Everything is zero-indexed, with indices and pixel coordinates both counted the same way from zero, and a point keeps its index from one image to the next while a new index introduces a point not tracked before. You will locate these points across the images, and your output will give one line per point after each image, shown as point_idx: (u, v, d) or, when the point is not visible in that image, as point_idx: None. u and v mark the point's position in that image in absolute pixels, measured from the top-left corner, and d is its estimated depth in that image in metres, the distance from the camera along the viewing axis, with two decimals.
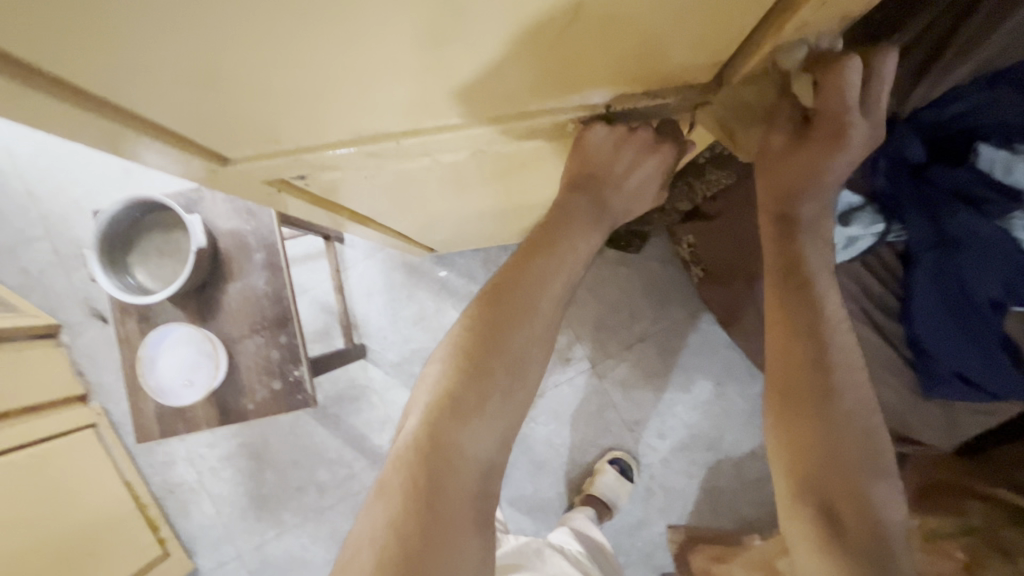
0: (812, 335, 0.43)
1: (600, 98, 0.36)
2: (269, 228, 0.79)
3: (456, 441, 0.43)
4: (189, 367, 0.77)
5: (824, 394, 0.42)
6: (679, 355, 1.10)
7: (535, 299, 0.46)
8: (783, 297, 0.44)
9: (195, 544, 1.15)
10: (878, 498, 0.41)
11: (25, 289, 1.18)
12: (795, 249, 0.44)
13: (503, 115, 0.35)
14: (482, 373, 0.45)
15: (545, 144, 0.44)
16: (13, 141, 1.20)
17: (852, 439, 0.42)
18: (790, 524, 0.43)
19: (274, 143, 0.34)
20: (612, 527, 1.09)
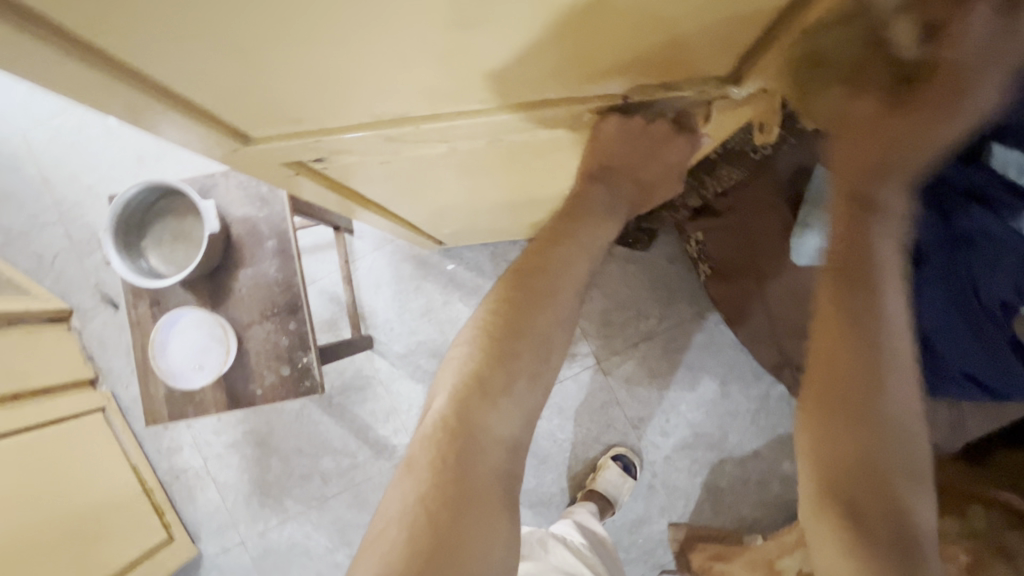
0: (870, 338, 0.39)
1: (618, 88, 0.36)
2: (282, 215, 0.80)
3: (483, 420, 0.45)
4: (199, 350, 0.78)
5: (870, 406, 0.39)
6: (685, 353, 1.10)
7: (558, 283, 0.47)
8: (841, 301, 0.39)
9: (200, 529, 1.16)
10: (911, 504, 0.40)
11: (38, 272, 1.19)
12: (863, 240, 0.38)
13: (524, 101, 0.36)
14: (508, 355, 0.46)
15: (562, 136, 0.44)
16: (30, 126, 1.21)
17: (892, 449, 0.40)
18: (813, 525, 0.43)
19: (295, 123, 0.35)
20: (613, 523, 1.10)
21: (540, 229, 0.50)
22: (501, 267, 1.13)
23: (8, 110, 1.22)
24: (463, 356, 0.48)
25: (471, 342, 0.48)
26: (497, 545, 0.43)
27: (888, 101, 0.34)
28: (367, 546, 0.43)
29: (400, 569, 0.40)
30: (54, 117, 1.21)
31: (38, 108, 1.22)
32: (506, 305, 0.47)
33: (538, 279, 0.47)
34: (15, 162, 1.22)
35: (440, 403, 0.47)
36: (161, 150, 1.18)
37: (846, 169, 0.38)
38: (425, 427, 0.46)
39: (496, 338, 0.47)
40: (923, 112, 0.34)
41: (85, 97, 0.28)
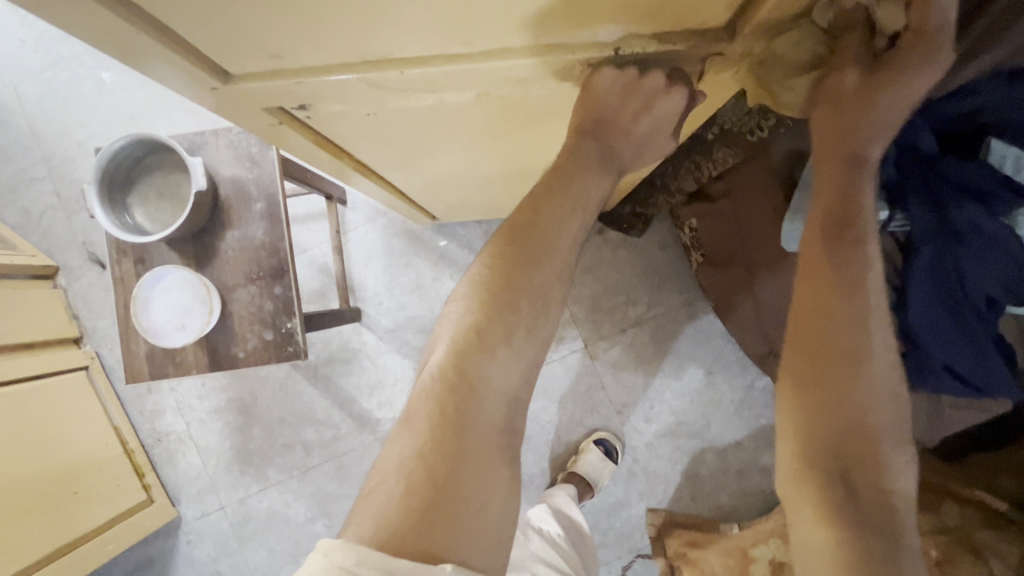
0: (855, 286, 0.43)
1: (610, 36, 0.35)
2: (271, 177, 0.79)
3: (482, 371, 0.45)
4: (181, 311, 0.77)
5: (857, 355, 0.42)
6: (672, 341, 1.10)
7: (554, 240, 0.47)
8: (830, 251, 0.43)
9: (179, 493, 1.16)
10: (891, 465, 0.42)
11: (24, 229, 1.18)
12: (846, 195, 0.44)
13: (513, 48, 0.35)
14: (508, 307, 0.46)
15: (556, 91, 0.43)
16: (20, 79, 1.19)
17: (877, 406, 0.42)
18: (792, 486, 0.44)
19: (275, 59, 0.34)
20: (591, 506, 1.10)
21: (537, 181, 0.49)
22: None
23: None
24: (459, 308, 0.48)
25: (468, 295, 0.48)
26: (493, 500, 0.43)
27: (864, 73, 0.41)
28: (361, 501, 0.42)
29: (395, 521, 0.39)
30: (45, 70, 1.19)
31: (29, 60, 1.19)
32: (505, 258, 0.47)
33: (534, 239, 0.47)
34: (4, 115, 1.19)
35: (438, 358, 0.46)
36: (154, 110, 1.17)
37: (827, 140, 0.44)
38: (427, 379, 0.46)
39: (494, 293, 0.46)
40: (896, 74, 0.40)
41: (53, 16, 0.27)
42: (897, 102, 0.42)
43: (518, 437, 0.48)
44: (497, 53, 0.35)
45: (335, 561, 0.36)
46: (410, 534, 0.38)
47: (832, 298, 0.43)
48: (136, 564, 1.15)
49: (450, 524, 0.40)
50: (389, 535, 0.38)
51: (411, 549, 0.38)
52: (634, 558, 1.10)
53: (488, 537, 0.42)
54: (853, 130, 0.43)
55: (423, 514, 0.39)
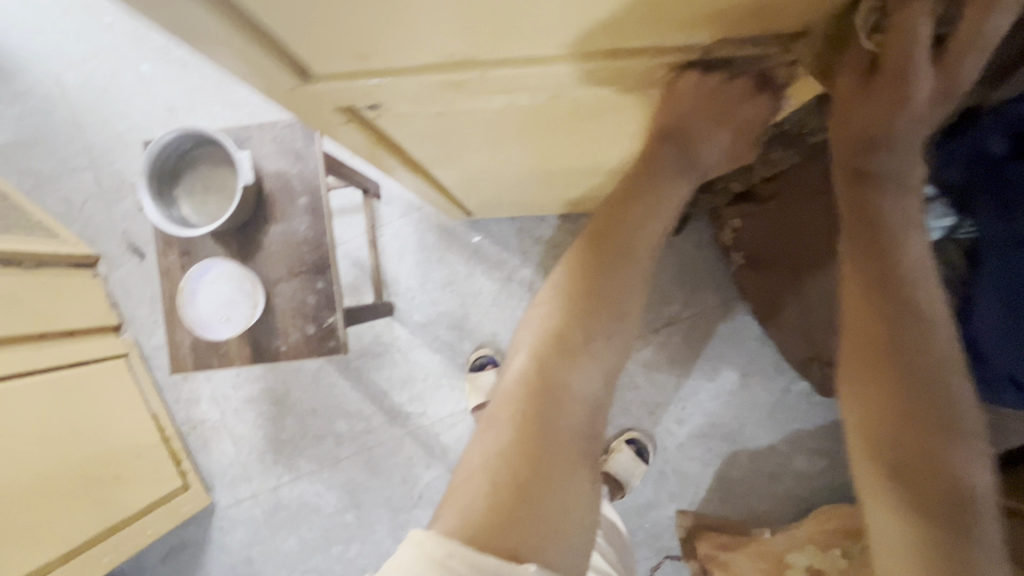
0: (893, 302, 0.45)
1: (702, 39, 0.34)
2: (315, 172, 0.79)
3: (564, 377, 0.49)
4: (226, 304, 0.78)
5: (902, 351, 0.45)
6: (708, 343, 1.09)
7: (635, 244, 0.51)
8: (856, 252, 0.46)
9: (214, 480, 1.18)
10: (955, 457, 0.46)
11: (67, 217, 1.20)
12: (862, 206, 0.45)
13: (603, 50, 0.34)
14: (587, 313, 0.50)
15: (631, 95, 0.42)
16: (64, 70, 1.21)
17: (930, 403, 0.46)
18: (867, 485, 0.49)
19: (361, 59, 0.33)
20: (621, 505, 1.10)
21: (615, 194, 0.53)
22: (528, 243, 1.11)
23: (43, 51, 1.22)
24: (541, 311, 0.53)
25: (550, 303, 0.52)
26: (574, 499, 0.47)
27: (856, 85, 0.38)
28: (450, 495, 0.47)
29: (482, 511, 0.43)
30: (88, 60, 1.20)
31: (72, 50, 1.21)
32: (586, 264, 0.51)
33: (609, 256, 0.50)
34: (47, 106, 1.21)
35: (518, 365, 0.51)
36: (192, 101, 1.18)
37: (841, 144, 0.44)
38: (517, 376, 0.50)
39: (575, 301, 0.50)
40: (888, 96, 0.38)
41: (148, 11, 0.27)
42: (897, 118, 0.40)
43: (598, 441, 0.51)
44: (586, 56, 0.34)
45: (427, 552, 0.41)
46: (495, 525, 0.42)
47: (869, 316, 0.46)
48: (171, 548, 1.18)
49: (533, 517, 0.44)
50: (475, 525, 0.43)
51: (497, 541, 0.42)
52: (663, 559, 1.09)
53: (570, 530, 0.45)
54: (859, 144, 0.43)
55: (507, 509, 0.43)
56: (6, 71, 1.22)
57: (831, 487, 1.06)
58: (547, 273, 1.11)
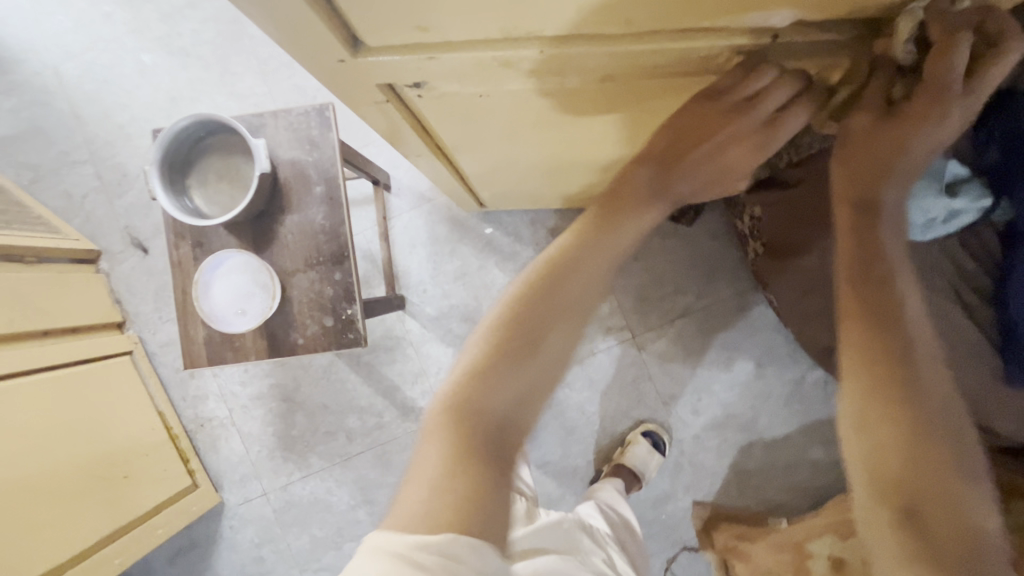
0: (900, 343, 0.39)
1: (775, 21, 0.33)
2: (331, 161, 0.77)
3: (497, 392, 0.44)
4: (243, 295, 0.76)
5: (913, 393, 0.39)
6: (723, 333, 1.08)
7: (582, 264, 0.47)
8: (859, 287, 0.41)
9: (222, 478, 1.16)
10: (974, 521, 0.38)
11: (67, 212, 1.17)
12: (869, 238, 0.41)
13: (665, 28, 0.32)
14: (536, 329, 0.45)
15: (685, 77, 0.41)
16: (62, 61, 1.18)
17: (947, 456, 0.38)
18: (884, 558, 0.39)
19: (421, 32, 0.32)
20: (636, 497, 1.09)
21: (596, 209, 0.50)
22: (540, 234, 1.10)
23: (39, 41, 1.18)
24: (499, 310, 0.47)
25: (498, 319, 0.46)
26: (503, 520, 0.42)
27: (875, 116, 0.40)
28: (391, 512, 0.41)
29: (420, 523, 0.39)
30: (86, 50, 1.17)
31: (70, 41, 1.18)
32: (551, 273, 0.46)
33: (571, 272, 0.47)
34: (46, 97, 1.18)
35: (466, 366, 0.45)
36: (195, 92, 1.15)
37: (845, 171, 0.43)
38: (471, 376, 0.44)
39: (523, 315, 0.45)
40: (910, 123, 0.39)
41: None
42: (919, 138, 0.39)
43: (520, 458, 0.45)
44: (649, 35, 0.33)
45: (380, 545, 0.39)
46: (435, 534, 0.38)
47: (877, 354, 0.39)
48: (180, 548, 1.16)
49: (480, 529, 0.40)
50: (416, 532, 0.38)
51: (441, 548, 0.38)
52: (679, 551, 1.09)
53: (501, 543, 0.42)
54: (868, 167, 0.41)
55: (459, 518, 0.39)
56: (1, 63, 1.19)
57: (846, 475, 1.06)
58: None
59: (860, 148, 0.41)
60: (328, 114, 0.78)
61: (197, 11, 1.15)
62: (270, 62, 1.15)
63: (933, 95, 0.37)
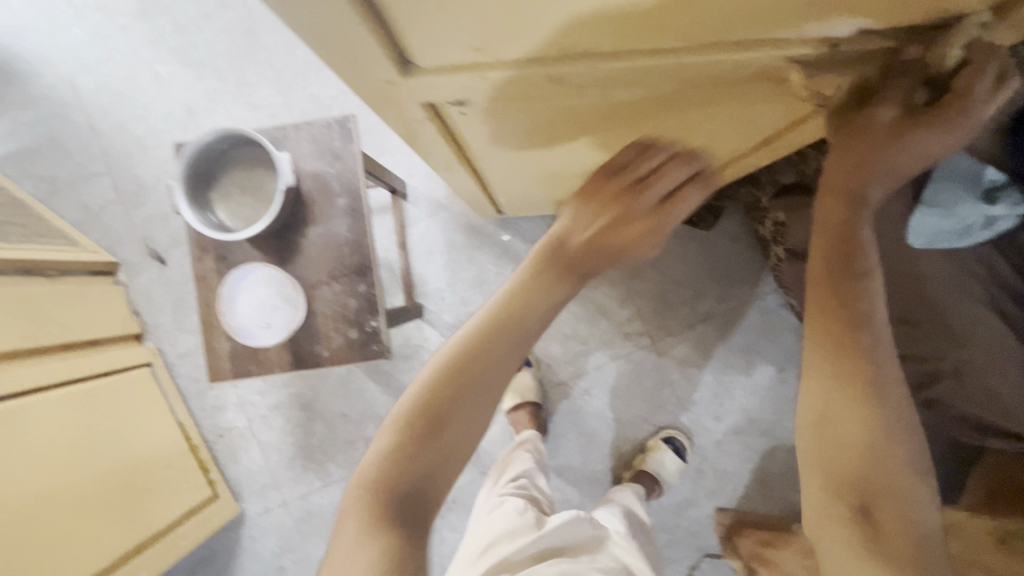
0: (866, 335, 0.44)
1: (832, 31, 0.32)
2: (354, 172, 0.77)
3: (421, 457, 0.45)
4: (268, 309, 0.76)
5: (872, 387, 0.44)
6: (744, 337, 1.08)
7: (518, 326, 0.47)
8: (834, 277, 0.43)
9: (243, 488, 1.16)
10: (911, 498, 0.45)
11: (84, 224, 1.18)
12: (855, 236, 0.43)
13: (718, 39, 0.32)
14: (463, 393, 0.45)
15: (730, 86, 0.40)
16: (78, 73, 1.19)
17: (899, 445, 0.45)
18: (825, 520, 0.47)
19: (475, 52, 0.31)
20: (658, 504, 1.09)
21: (523, 271, 0.49)
22: None
23: (55, 54, 1.19)
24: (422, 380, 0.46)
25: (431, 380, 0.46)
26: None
27: (891, 123, 0.37)
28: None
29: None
30: (102, 63, 1.18)
31: (86, 54, 1.18)
32: (497, 322, 0.46)
33: (508, 331, 0.46)
34: (62, 110, 1.19)
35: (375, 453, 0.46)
36: (211, 103, 1.15)
37: (838, 168, 0.41)
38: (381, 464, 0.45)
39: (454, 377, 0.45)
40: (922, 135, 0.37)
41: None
42: (920, 151, 0.38)
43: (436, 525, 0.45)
44: (703, 48, 0.33)
45: None
46: None
47: (843, 341, 0.44)
48: (201, 558, 1.16)
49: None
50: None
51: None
52: (702, 557, 1.08)
53: None
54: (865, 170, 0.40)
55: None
56: (17, 77, 1.20)
57: None
58: None
59: (862, 151, 0.39)
60: (350, 126, 0.78)
61: (211, 22, 1.16)
62: (285, 72, 1.15)
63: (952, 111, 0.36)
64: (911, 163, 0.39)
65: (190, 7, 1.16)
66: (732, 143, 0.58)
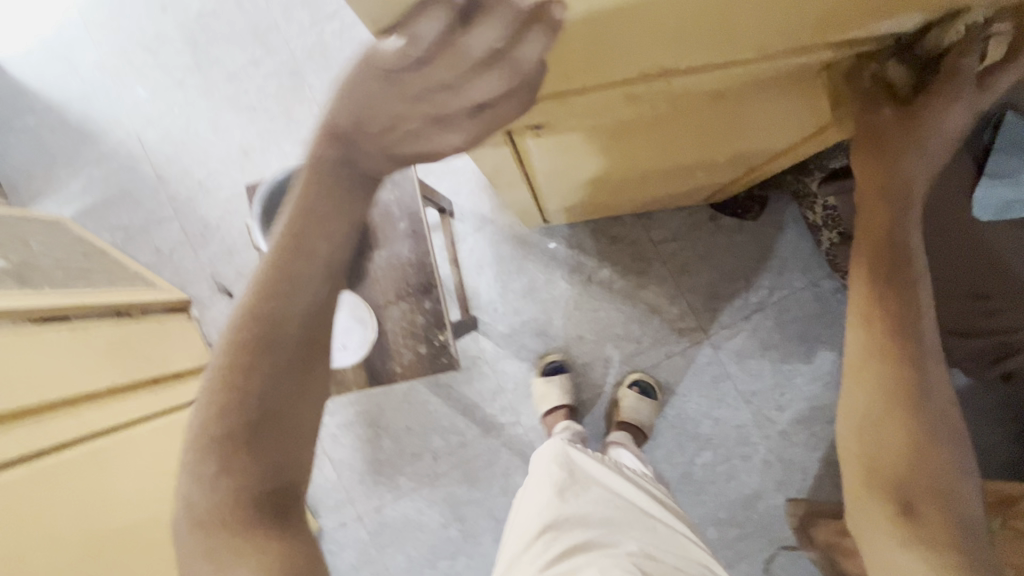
0: (914, 333, 0.43)
1: (883, 32, 0.34)
2: (412, 196, 0.82)
3: (242, 450, 0.41)
4: (342, 331, 0.81)
5: (920, 391, 0.45)
6: (801, 325, 1.07)
7: (302, 284, 0.40)
8: (879, 283, 0.43)
9: (319, 505, 1.20)
10: (953, 489, 0.47)
11: (158, 266, 1.27)
12: (899, 233, 0.43)
13: (801, 40, 0.33)
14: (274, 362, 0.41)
15: (777, 86, 0.43)
16: (142, 128, 1.28)
17: (943, 443, 0.46)
18: (868, 513, 0.50)
19: (562, 85, 0.34)
20: (726, 499, 1.08)
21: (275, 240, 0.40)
22: (604, 244, 1.13)
23: (121, 112, 1.29)
24: (207, 397, 0.42)
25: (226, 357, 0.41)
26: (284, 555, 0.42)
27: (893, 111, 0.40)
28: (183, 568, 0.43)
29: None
30: (163, 116, 1.28)
31: (148, 109, 1.28)
32: (275, 281, 0.40)
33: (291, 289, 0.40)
34: (130, 163, 1.29)
35: (184, 486, 0.43)
36: (264, 143, 1.23)
37: (865, 170, 0.43)
38: (212, 494, 0.42)
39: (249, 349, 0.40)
40: (928, 116, 0.39)
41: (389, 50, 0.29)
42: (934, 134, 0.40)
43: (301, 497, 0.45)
44: (754, 64, 0.36)
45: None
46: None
47: (891, 342, 0.44)
48: None
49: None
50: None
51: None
52: (777, 550, 1.07)
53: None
54: (885, 164, 0.41)
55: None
56: (89, 136, 1.30)
57: None
58: (626, 272, 1.12)
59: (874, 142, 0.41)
60: None
61: (259, 68, 1.24)
62: None
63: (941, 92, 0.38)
64: (929, 145, 0.41)
65: (238, 55, 1.25)
66: (779, 138, 0.60)
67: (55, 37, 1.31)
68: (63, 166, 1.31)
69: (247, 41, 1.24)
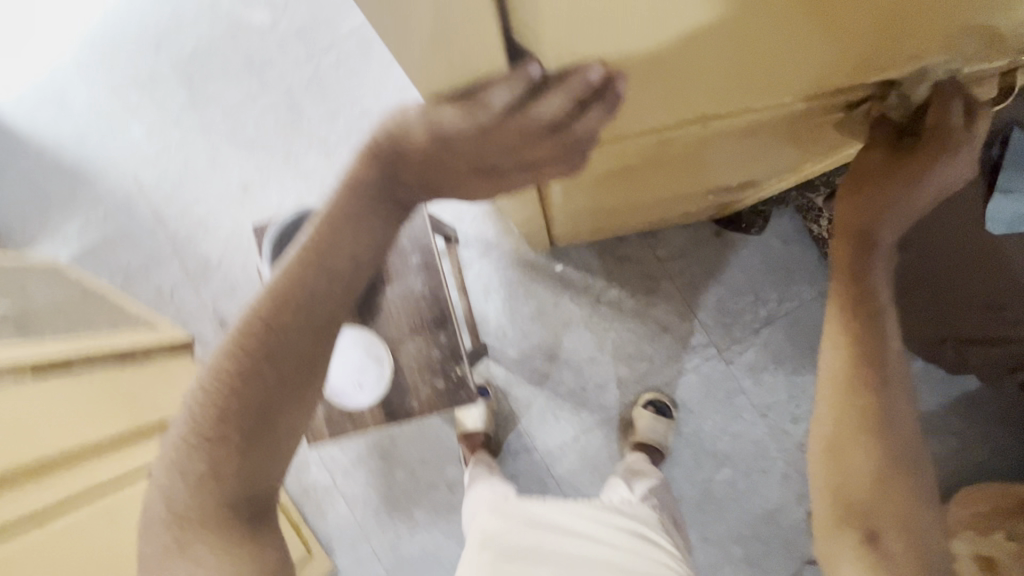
0: (881, 362, 0.46)
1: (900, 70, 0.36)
2: (423, 230, 0.81)
3: (227, 457, 0.45)
4: (358, 369, 0.79)
5: (885, 423, 0.46)
6: (811, 336, 1.08)
7: (309, 308, 0.44)
8: (852, 311, 0.46)
9: (333, 543, 1.17)
10: (920, 524, 0.47)
11: (159, 306, 1.25)
12: (870, 269, 0.46)
13: (806, 88, 0.35)
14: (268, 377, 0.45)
15: (780, 128, 0.44)
16: (139, 168, 1.27)
17: (908, 477, 0.47)
18: (834, 543, 0.49)
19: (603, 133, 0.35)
20: (747, 515, 1.07)
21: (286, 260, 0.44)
22: (611, 264, 1.13)
23: (116, 153, 1.28)
24: (197, 398, 0.46)
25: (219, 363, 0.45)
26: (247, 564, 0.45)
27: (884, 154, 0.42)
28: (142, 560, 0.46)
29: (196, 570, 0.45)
30: (160, 155, 1.27)
31: (145, 149, 1.27)
32: (281, 300, 0.43)
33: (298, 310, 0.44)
34: (128, 203, 1.27)
35: (168, 482, 0.47)
36: (264, 179, 1.23)
37: (847, 210, 0.45)
38: (192, 512, 0.46)
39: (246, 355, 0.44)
40: (919, 167, 0.41)
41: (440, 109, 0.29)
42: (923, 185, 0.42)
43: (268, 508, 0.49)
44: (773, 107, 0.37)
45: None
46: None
47: (858, 369, 0.46)
48: None
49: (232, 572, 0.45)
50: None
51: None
52: (801, 564, 1.06)
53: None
54: (867, 206, 0.44)
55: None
56: (84, 177, 1.29)
57: (965, 465, 1.03)
58: (635, 291, 1.12)
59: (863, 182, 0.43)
60: None
61: (256, 104, 1.23)
62: (329, 140, 1.22)
63: (936, 143, 0.40)
64: (916, 196, 0.43)
65: (235, 92, 1.24)
66: (784, 163, 0.62)
67: (47, 81, 1.30)
68: (59, 209, 1.29)
69: (243, 77, 1.24)
